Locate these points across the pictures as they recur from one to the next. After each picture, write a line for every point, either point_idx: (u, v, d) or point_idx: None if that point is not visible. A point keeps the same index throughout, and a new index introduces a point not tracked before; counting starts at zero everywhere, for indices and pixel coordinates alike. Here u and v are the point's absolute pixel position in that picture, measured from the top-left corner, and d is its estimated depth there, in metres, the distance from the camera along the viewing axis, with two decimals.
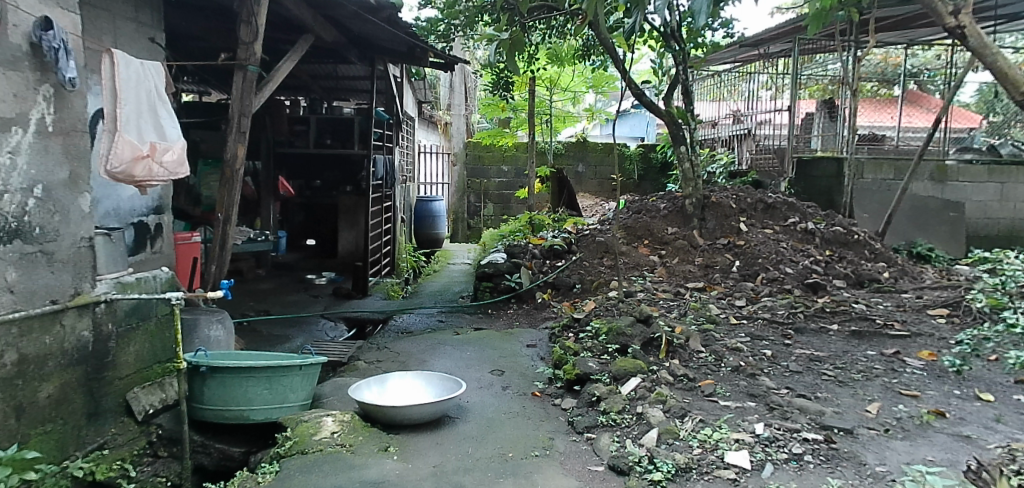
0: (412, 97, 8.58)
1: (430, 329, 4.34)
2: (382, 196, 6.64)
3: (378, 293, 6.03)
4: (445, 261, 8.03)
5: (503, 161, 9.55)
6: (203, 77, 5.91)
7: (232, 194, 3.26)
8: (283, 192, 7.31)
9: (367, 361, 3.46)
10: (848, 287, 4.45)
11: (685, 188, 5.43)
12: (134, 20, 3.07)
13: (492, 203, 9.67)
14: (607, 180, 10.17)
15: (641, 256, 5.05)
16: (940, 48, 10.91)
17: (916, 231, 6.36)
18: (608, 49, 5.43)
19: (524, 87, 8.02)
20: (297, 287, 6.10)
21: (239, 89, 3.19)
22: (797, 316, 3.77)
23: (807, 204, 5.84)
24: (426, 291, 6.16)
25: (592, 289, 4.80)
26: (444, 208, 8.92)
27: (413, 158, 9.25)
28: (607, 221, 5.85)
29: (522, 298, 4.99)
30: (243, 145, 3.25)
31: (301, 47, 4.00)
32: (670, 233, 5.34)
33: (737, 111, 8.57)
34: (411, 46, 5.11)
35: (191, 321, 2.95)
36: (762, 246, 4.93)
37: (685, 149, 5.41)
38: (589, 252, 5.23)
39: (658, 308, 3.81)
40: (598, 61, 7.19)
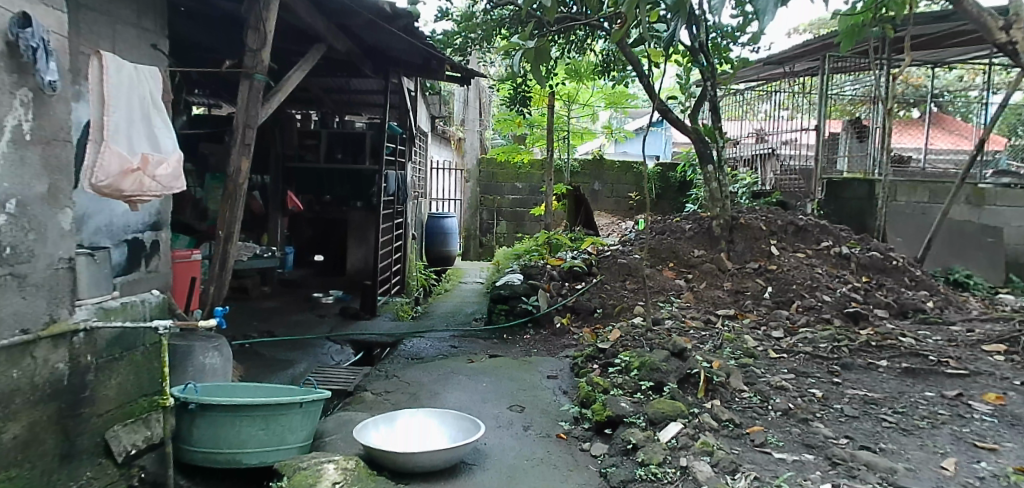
0: (426, 112, 8.44)
1: (442, 355, 4.07)
2: (393, 212, 6.40)
3: (387, 313, 5.78)
4: (457, 279, 7.79)
5: (517, 178, 9.35)
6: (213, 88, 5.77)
7: (234, 211, 3.03)
8: (292, 208, 7.10)
9: (375, 393, 3.19)
10: (891, 318, 4.15)
11: (712, 209, 5.17)
12: (137, 25, 2.89)
13: (506, 221, 9.45)
14: (624, 199, 9.96)
15: (666, 280, 4.78)
16: (965, 69, 10.72)
17: (953, 257, 6.10)
18: (633, 64, 5.22)
19: (542, 103, 7.84)
20: (304, 306, 5.86)
21: (244, 99, 2.99)
22: (842, 351, 3.45)
23: (840, 227, 5.59)
24: (437, 312, 5.90)
25: (614, 314, 4.53)
26: (456, 225, 8.70)
27: (426, 174, 9.07)
28: (628, 242, 5.60)
29: (539, 323, 4.71)
30: (248, 158, 3.04)
31: (313, 57, 3.81)
32: (697, 256, 5.07)
33: (760, 130, 8.35)
34: (427, 59, 4.91)
35: (185, 349, 2.71)
36: (794, 273, 4.64)
37: (712, 168, 5.17)
38: (611, 275, 4.97)
39: (691, 338, 3.53)
40: (617, 77, 7.00)
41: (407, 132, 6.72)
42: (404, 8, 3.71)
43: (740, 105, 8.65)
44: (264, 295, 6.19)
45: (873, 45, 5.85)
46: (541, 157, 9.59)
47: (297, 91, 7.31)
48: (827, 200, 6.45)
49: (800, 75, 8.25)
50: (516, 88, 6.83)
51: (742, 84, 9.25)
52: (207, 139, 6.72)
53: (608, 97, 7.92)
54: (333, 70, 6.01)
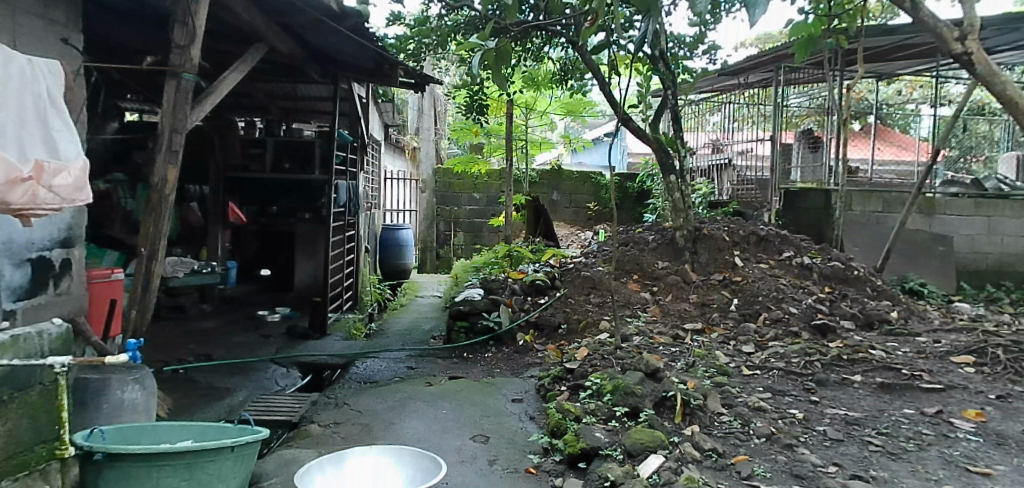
0: (378, 120, 8.11)
1: (397, 378, 3.78)
2: (343, 224, 6.04)
3: (339, 332, 5.40)
4: (413, 293, 7.47)
5: (475, 188, 9.14)
6: (144, 91, 5.27)
7: (160, 225, 2.66)
8: (234, 220, 6.71)
9: (321, 424, 2.85)
10: (857, 330, 4.18)
11: (675, 219, 5.07)
12: (42, 17, 2.44)
13: (463, 232, 9.20)
14: (583, 209, 9.89)
15: (632, 293, 4.64)
16: (902, 83, 11.25)
17: (908, 266, 6.20)
18: (594, 71, 5.09)
19: (501, 111, 7.67)
20: (246, 325, 5.41)
21: (170, 101, 2.63)
22: (814, 366, 3.40)
23: (799, 237, 5.66)
24: (392, 330, 5.57)
25: (579, 330, 4.35)
26: (412, 237, 8.38)
27: (380, 184, 8.71)
28: (590, 253, 5.45)
29: (501, 340, 4.46)
30: (175, 167, 2.67)
31: (251, 58, 3.48)
32: (661, 267, 4.95)
33: (715, 141, 8.44)
34: (379, 63, 4.64)
35: (98, 382, 2.25)
36: (761, 285, 4.61)
37: (675, 178, 5.09)
38: (575, 288, 4.78)
39: (661, 356, 3.37)
40: (575, 86, 6.83)
41: (359, 140, 6.39)
42: (353, 7, 3.45)
43: (696, 116, 8.73)
44: (204, 314, 5.70)
45: (827, 58, 5.95)
46: (498, 166, 9.41)
47: (240, 95, 6.86)
48: (784, 210, 6.52)
49: (753, 87, 8.38)
50: (475, 96, 6.65)
51: (696, 96, 9.34)
52: (139, 144, 6.19)
53: (567, 107, 7.81)
54: (279, 73, 5.63)
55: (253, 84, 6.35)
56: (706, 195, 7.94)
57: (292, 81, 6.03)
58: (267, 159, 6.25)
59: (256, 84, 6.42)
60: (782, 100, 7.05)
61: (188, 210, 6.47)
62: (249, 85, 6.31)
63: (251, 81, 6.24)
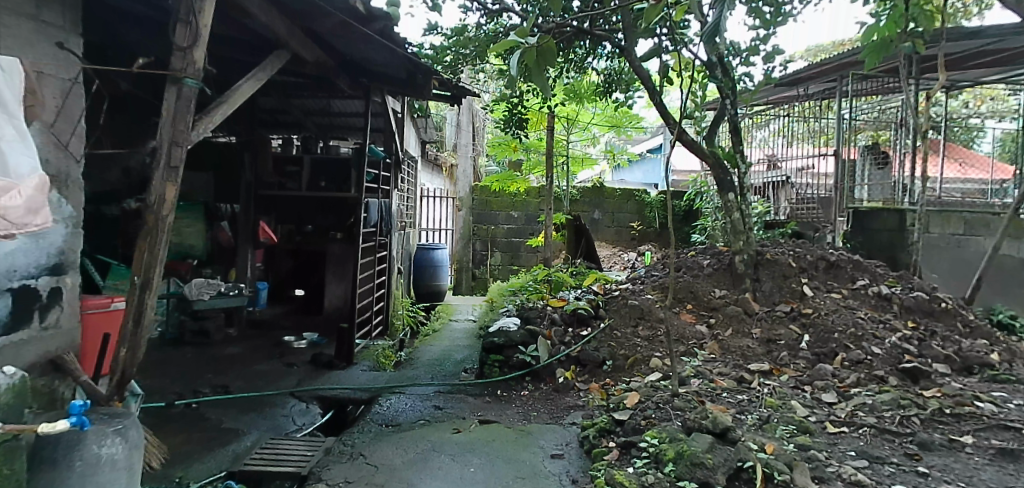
0: (414, 136, 7.90)
1: (422, 421, 3.39)
2: (374, 245, 5.71)
3: (366, 360, 5.08)
4: (446, 317, 7.11)
5: (513, 207, 8.80)
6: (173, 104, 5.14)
7: (156, 249, 2.37)
8: (265, 239, 6.44)
9: (329, 484, 2.49)
10: (954, 375, 3.55)
11: (733, 243, 4.56)
12: (35, 18, 2.21)
13: (500, 252, 8.84)
14: (626, 228, 9.41)
15: (685, 326, 4.14)
16: (977, 92, 10.34)
17: (995, 295, 5.53)
18: (642, 79, 4.69)
19: (540, 125, 7.31)
20: (271, 353, 5.16)
21: (171, 110, 2.39)
22: (912, 423, 2.82)
23: (873, 262, 5.04)
24: (423, 360, 5.20)
25: (625, 367, 3.89)
26: (447, 257, 8.08)
27: (415, 202, 8.47)
28: (638, 278, 4.98)
29: (539, 376, 4.02)
30: (174, 185, 2.40)
31: (269, 65, 3.23)
32: (718, 297, 4.43)
33: (770, 156, 7.87)
34: (412, 73, 4.35)
35: (72, 435, 1.96)
36: (835, 319, 4.04)
37: (734, 196, 4.59)
38: (621, 319, 4.31)
39: (727, 407, 2.88)
40: (623, 98, 6.46)
41: (393, 157, 6.14)
42: (381, 8, 3.16)
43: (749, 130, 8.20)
44: (230, 340, 5.49)
45: (903, 63, 5.38)
46: (537, 184, 9.04)
47: (275, 111, 6.74)
48: (854, 232, 5.90)
49: (814, 98, 7.78)
50: (513, 109, 6.33)
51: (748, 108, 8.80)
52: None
53: (610, 121, 7.40)
54: (311, 86, 5.44)
55: (288, 100, 6.21)
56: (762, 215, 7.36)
57: (326, 95, 5.85)
58: (303, 177, 6.09)
59: (290, 100, 6.28)
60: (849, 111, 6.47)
61: (219, 229, 6.26)
62: (283, 100, 6.17)
63: (285, 97, 6.10)
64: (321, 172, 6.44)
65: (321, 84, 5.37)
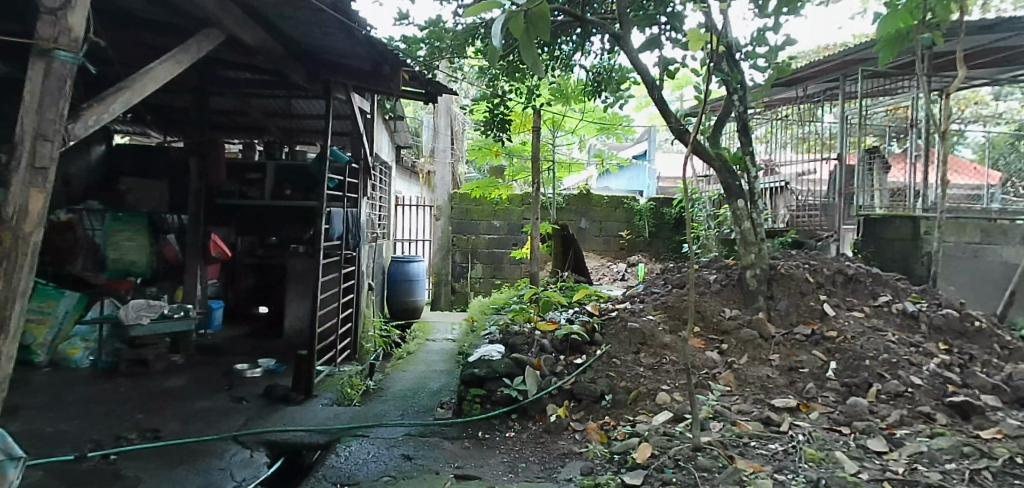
0: (388, 140, 7.33)
1: (387, 478, 2.78)
2: (339, 260, 4.98)
3: (329, 392, 4.44)
4: (422, 337, 6.50)
5: (494, 215, 8.24)
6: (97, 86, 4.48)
7: (14, 277, 1.75)
8: (218, 255, 5.70)
9: None
10: (1008, 408, 3.06)
11: (744, 256, 4.06)
12: None
13: (482, 264, 8.27)
14: (614, 238, 8.92)
15: (693, 352, 3.61)
16: (971, 94, 10.08)
17: (1017, 309, 5.11)
18: (640, 73, 4.17)
19: (523, 128, 6.78)
20: (219, 385, 4.49)
21: (35, 92, 1.76)
22: (985, 480, 2.29)
23: (892, 275, 4.58)
24: (394, 390, 4.58)
25: (628, 402, 3.33)
26: (423, 271, 7.48)
27: (388, 212, 7.85)
28: (636, 295, 4.45)
29: (527, 413, 3.44)
30: (42, 192, 1.79)
31: (193, 45, 2.63)
32: (729, 317, 3.91)
33: (765, 161, 7.45)
34: (376, 62, 3.81)
35: None
36: (863, 344, 3.55)
37: (744, 202, 4.10)
38: (621, 344, 3.76)
39: (763, 465, 2.34)
40: (612, 98, 5.96)
41: (361, 162, 5.55)
42: None
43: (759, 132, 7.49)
44: (174, 369, 4.80)
45: (919, 58, 4.94)
46: (521, 191, 8.50)
47: (233, 112, 6.20)
48: (865, 241, 5.48)
49: (814, 100, 7.36)
50: (494, 110, 5.77)
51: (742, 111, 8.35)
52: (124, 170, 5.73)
53: (598, 123, 6.78)
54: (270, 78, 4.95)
55: (246, 98, 5.69)
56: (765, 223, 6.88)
57: (288, 91, 5.32)
58: (265, 185, 5.49)
59: (249, 98, 5.76)
60: (858, 112, 6.02)
61: (164, 243, 5.55)
62: (241, 99, 5.65)
63: (243, 94, 5.57)
64: (285, 180, 5.82)
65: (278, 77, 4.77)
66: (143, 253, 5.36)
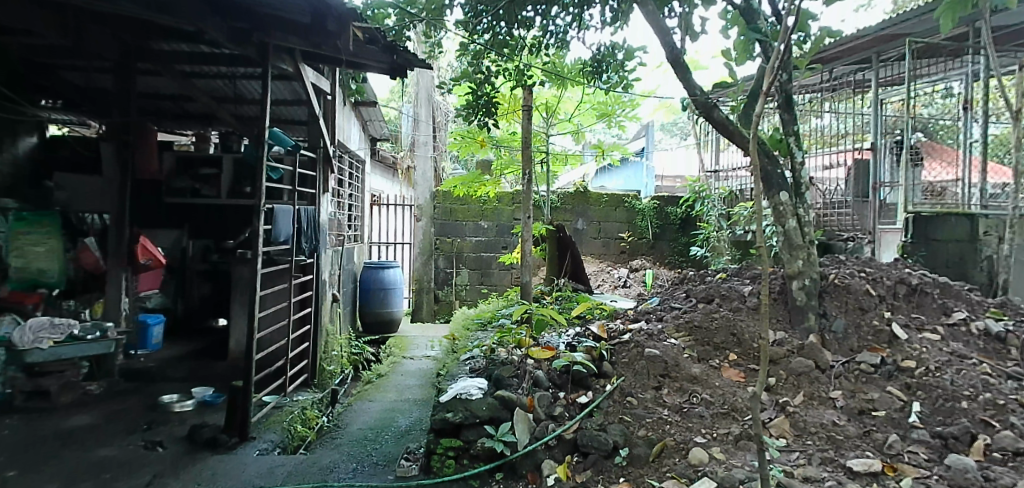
0: (360, 131, 6.48)
1: None
2: (289, 268, 4.11)
3: (271, 433, 3.55)
4: (397, 354, 5.64)
5: (482, 215, 7.41)
6: None
7: None
8: (149, 262, 4.71)
9: None
10: None
11: (789, 263, 3.27)
12: None
13: (468, 269, 7.42)
14: (614, 240, 8.12)
15: (732, 390, 2.79)
16: None
17: None
18: (658, 35, 3.36)
19: (513, 117, 5.92)
20: (135, 425, 3.53)
21: None
22: None
23: (959, 285, 3.82)
24: (353, 430, 3.70)
25: (651, 459, 2.47)
26: (401, 278, 6.62)
27: (361, 212, 6.99)
28: (650, 311, 3.63)
29: (515, 472, 2.54)
30: None
31: None
32: (772, 341, 3.10)
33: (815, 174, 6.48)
34: (318, 14, 3.01)
35: None
36: (953, 379, 2.78)
37: (789, 196, 3.31)
38: (637, 377, 2.92)
39: None
40: (617, 79, 5.12)
41: (319, 152, 4.69)
42: None
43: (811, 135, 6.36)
44: (84, 402, 3.84)
45: (987, 24, 4.15)
46: (511, 189, 7.67)
47: (180, 98, 5.28)
48: (914, 244, 4.74)
49: (841, 87, 6.55)
50: (478, 91, 4.86)
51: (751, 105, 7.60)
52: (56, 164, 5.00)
53: (597, 110, 5.80)
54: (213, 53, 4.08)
55: (190, 80, 4.78)
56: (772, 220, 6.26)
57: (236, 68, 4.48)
58: (216, 180, 4.71)
59: (194, 79, 4.84)
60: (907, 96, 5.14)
61: (82, 247, 4.51)
62: (184, 80, 4.73)
63: (186, 75, 4.66)
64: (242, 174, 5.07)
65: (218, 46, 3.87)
66: (55, 259, 4.28)
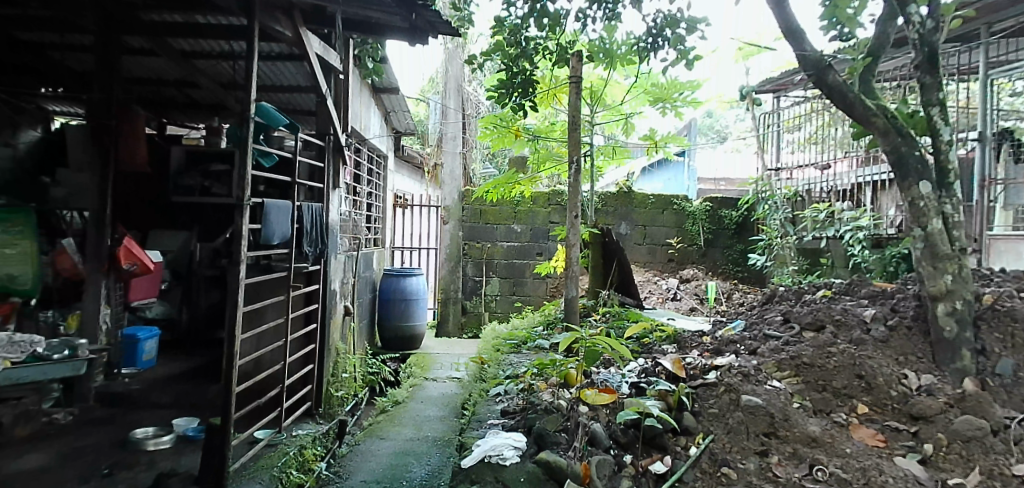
0: (380, 122, 5.83)
1: None
2: (289, 275, 3.42)
3: (255, 483, 2.84)
4: (418, 376, 4.92)
5: (514, 218, 6.67)
6: None
7: None
8: (134, 267, 4.06)
9: None
10: None
11: (933, 282, 2.43)
12: None
13: (499, 277, 6.69)
14: (661, 247, 7.28)
15: (875, 462, 1.97)
16: None
17: None
18: None
19: (552, 103, 5.14)
20: (93, 468, 2.86)
21: None
22: None
23: None
24: (357, 483, 2.98)
25: None
26: (424, 288, 5.91)
27: (382, 214, 6.34)
28: (734, 339, 2.81)
29: None
30: None
31: None
32: (912, 389, 2.27)
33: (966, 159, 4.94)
34: None
35: None
36: None
37: (932, 187, 2.47)
38: (731, 437, 2.13)
39: None
40: (679, 56, 4.27)
41: (328, 140, 4.02)
42: None
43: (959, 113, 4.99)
44: (45, 435, 3.21)
45: None
46: (545, 188, 6.92)
47: (183, 84, 4.65)
48: None
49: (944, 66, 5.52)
50: (514, 70, 4.09)
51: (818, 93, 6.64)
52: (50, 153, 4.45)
53: (649, 95, 4.96)
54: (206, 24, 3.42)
55: (190, 61, 4.13)
56: (873, 227, 5.45)
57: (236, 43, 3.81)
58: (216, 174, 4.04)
59: (195, 61, 4.20)
60: None
61: (60, 250, 3.95)
62: (183, 61, 4.08)
63: (185, 54, 4.00)
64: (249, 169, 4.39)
65: (211, 13, 3.20)
66: (29, 265, 3.61)
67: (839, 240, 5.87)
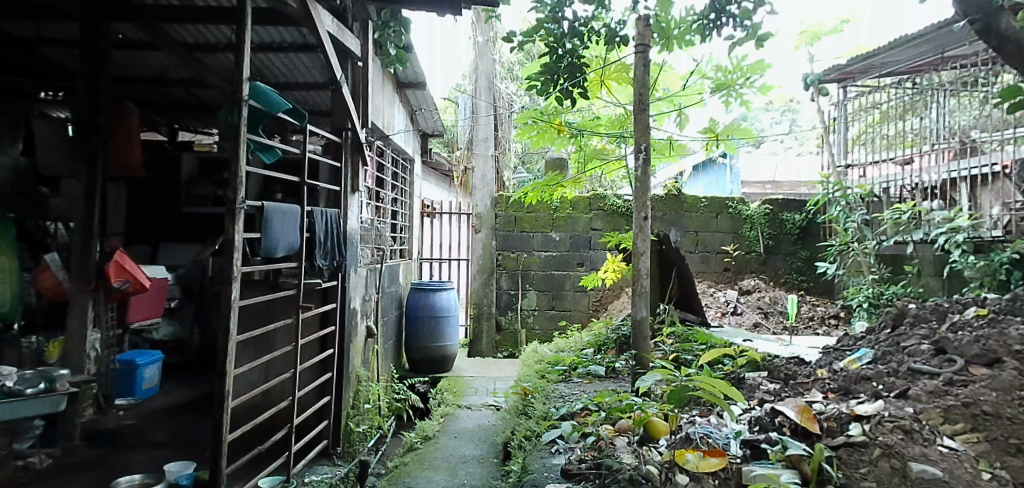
0: (405, 121, 5.30)
1: None
2: (298, 293, 2.88)
3: None
4: (450, 403, 4.34)
5: (552, 225, 6.07)
6: None
7: None
8: (125, 284, 3.54)
9: None
10: None
11: None
12: None
13: (537, 290, 6.08)
14: (716, 255, 6.55)
15: None
16: None
17: None
18: None
19: (598, 93, 4.52)
20: None
21: None
22: None
23: None
24: None
25: None
26: (456, 303, 5.34)
27: (408, 223, 5.81)
28: (866, 378, 2.14)
29: None
30: None
31: None
32: None
33: None
34: None
35: None
36: None
37: None
38: None
39: None
40: None
41: (345, 135, 3.50)
42: None
43: None
44: (17, 483, 2.73)
45: None
46: (586, 192, 6.30)
47: (190, 83, 4.20)
48: None
49: None
50: (560, 51, 3.46)
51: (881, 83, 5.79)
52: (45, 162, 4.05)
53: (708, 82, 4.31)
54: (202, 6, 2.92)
55: (194, 55, 3.64)
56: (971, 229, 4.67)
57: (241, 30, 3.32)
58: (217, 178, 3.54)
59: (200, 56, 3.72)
60: None
61: (42, 266, 3.47)
62: (185, 54, 3.59)
63: (187, 46, 3.50)
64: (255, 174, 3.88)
65: None
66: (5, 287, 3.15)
67: (929, 244, 5.11)
